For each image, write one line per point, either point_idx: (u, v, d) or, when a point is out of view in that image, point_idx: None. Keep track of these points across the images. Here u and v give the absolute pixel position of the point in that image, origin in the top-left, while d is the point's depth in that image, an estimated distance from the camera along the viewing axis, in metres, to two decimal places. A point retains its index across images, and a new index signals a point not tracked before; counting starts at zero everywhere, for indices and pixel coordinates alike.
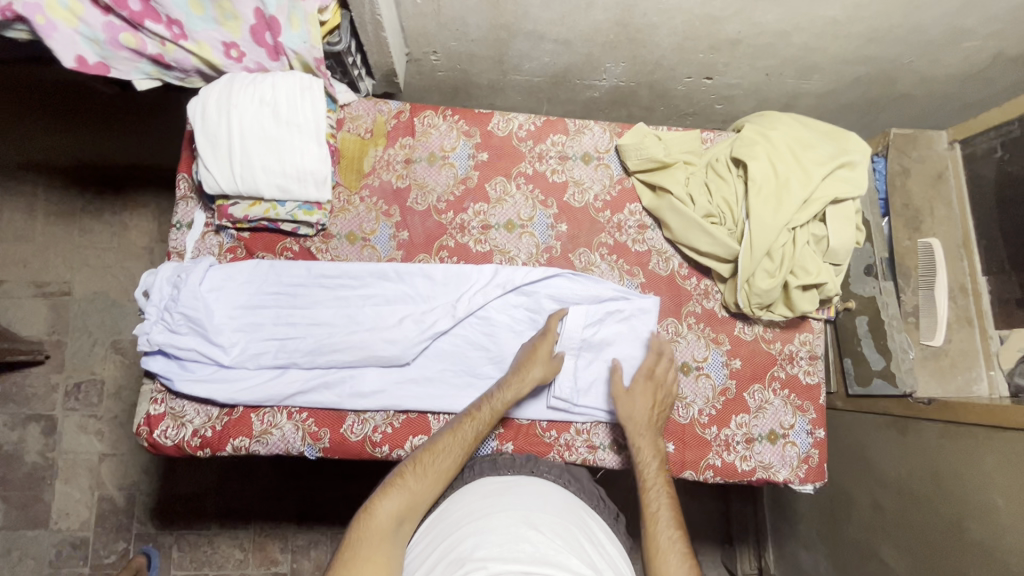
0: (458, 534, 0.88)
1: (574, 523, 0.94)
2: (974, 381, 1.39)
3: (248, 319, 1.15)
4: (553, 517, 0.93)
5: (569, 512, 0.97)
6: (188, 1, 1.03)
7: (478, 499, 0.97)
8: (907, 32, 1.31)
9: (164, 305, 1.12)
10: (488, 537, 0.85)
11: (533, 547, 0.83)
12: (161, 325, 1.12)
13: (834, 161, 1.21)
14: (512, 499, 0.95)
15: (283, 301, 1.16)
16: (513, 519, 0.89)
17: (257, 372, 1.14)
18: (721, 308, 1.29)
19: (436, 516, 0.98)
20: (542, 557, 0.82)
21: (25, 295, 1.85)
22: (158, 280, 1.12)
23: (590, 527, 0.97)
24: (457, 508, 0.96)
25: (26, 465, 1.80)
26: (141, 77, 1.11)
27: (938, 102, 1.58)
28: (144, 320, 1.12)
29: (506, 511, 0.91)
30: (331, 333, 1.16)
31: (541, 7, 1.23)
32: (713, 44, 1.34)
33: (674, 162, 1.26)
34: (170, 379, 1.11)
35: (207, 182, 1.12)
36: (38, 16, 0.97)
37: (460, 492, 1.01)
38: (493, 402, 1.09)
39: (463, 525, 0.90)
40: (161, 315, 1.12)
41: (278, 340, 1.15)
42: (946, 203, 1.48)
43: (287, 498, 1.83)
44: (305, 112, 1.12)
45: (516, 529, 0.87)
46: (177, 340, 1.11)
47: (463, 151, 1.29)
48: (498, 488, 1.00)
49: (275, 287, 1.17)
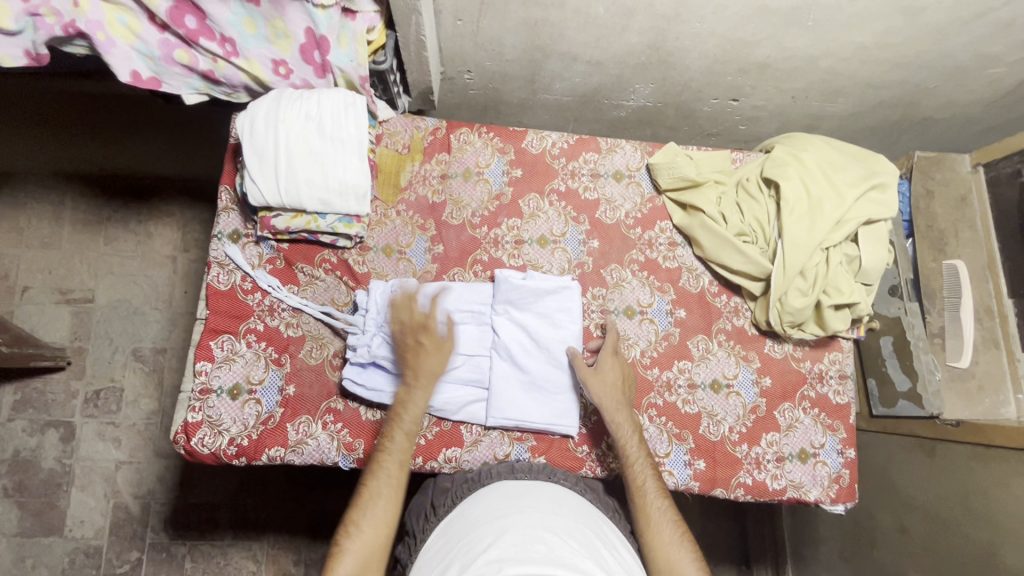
0: (474, 536, 0.88)
1: (589, 528, 0.93)
2: (1002, 404, 1.37)
3: (449, 335, 1.19)
4: (569, 522, 0.92)
5: (584, 517, 0.96)
6: (242, 20, 1.07)
7: (495, 500, 0.97)
8: (934, 58, 1.33)
9: (381, 318, 1.17)
10: (505, 537, 0.84)
11: (549, 548, 0.82)
12: (379, 338, 1.16)
13: (867, 183, 1.23)
14: (529, 502, 0.95)
15: (476, 318, 1.21)
16: (531, 522, 0.89)
17: (457, 387, 1.18)
18: (750, 326, 1.31)
19: (451, 519, 0.98)
20: (558, 558, 0.80)
21: (49, 301, 1.87)
22: (374, 295, 1.18)
23: (604, 533, 0.95)
24: (474, 510, 0.96)
25: (43, 471, 1.80)
26: (191, 92, 1.15)
27: (961, 125, 1.60)
28: (361, 333, 1.16)
29: (523, 513, 0.91)
30: (499, 352, 1.19)
31: (576, 29, 1.26)
32: (742, 67, 1.37)
33: (705, 181, 1.28)
34: (381, 392, 1.15)
35: (253, 194, 1.14)
36: (99, 33, 1.02)
37: (474, 497, 1.01)
38: (402, 423, 1.06)
39: (480, 525, 0.90)
40: (379, 329, 1.16)
41: (471, 355, 1.19)
42: (970, 226, 1.49)
43: (304, 509, 1.82)
44: (349, 127, 1.15)
45: (533, 531, 0.86)
46: (393, 354, 1.15)
47: (497, 168, 1.32)
48: (515, 491, 1.00)
49: (470, 304, 1.21)
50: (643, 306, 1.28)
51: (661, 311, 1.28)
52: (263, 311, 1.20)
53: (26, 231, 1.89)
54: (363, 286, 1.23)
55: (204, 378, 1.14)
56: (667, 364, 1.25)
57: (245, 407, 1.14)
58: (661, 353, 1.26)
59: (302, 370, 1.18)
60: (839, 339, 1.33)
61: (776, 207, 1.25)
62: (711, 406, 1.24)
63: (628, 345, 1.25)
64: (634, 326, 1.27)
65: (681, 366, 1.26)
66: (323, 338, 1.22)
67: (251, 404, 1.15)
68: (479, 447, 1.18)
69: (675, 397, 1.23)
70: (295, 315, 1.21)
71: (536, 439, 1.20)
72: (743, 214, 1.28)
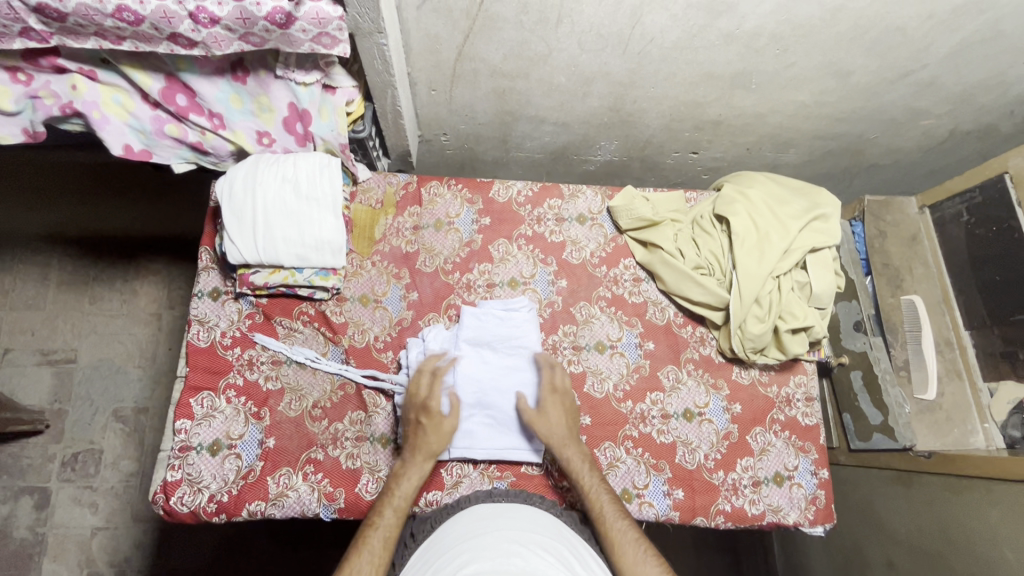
0: (452, 553, 0.90)
1: (565, 545, 0.95)
2: (970, 433, 1.44)
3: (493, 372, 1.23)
4: (545, 538, 0.94)
5: (561, 535, 0.98)
6: (229, 96, 1.15)
7: (473, 521, 1.00)
8: (870, 112, 1.45)
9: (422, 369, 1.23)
10: (482, 553, 0.87)
11: (524, 562, 0.85)
12: None
13: (808, 214, 1.32)
14: (507, 522, 0.98)
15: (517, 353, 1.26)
16: (505, 537, 0.92)
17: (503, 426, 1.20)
18: (717, 354, 1.37)
19: (430, 541, 0.99)
20: (531, 569, 0.83)
21: (30, 363, 1.87)
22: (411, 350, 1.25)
23: (577, 548, 0.97)
24: (452, 531, 0.98)
25: (15, 541, 1.75)
26: (180, 162, 1.23)
27: (905, 170, 1.72)
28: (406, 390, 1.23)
29: (500, 531, 0.94)
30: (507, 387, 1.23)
31: (541, 96, 1.36)
32: (697, 124, 1.48)
33: (661, 220, 1.37)
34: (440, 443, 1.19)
35: (231, 253, 1.19)
36: (94, 112, 1.09)
37: (452, 521, 1.02)
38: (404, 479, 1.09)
39: (458, 544, 0.92)
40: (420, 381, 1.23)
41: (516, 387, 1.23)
42: (923, 263, 1.58)
43: (288, 568, 1.78)
44: (323, 187, 1.22)
45: (508, 545, 0.89)
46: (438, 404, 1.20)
47: (467, 217, 1.41)
48: (492, 512, 1.02)
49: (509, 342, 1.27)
50: (613, 341, 1.34)
51: (630, 345, 1.35)
52: (242, 365, 1.23)
53: (12, 293, 1.92)
54: (341, 337, 1.28)
55: (184, 436, 1.14)
56: (640, 396, 1.30)
57: (225, 462, 1.15)
58: (633, 386, 1.31)
59: (282, 422, 1.20)
60: (803, 362, 1.39)
61: (729, 241, 1.33)
62: (685, 435, 1.28)
63: (600, 380, 1.30)
64: (605, 360, 1.32)
65: (654, 398, 1.30)
66: (301, 389, 1.24)
67: (231, 459, 1.15)
68: (459, 489, 1.19)
69: (650, 428, 1.27)
70: (274, 368, 1.24)
71: (516, 475, 1.22)
72: (699, 249, 1.36)
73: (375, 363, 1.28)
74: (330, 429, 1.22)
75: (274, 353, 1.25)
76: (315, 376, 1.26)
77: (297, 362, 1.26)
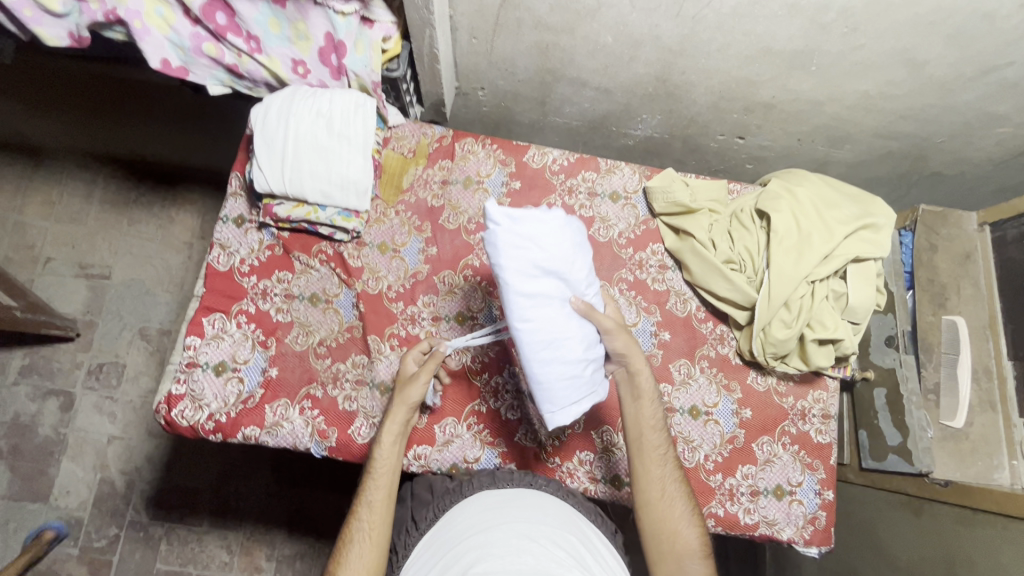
0: (461, 550, 0.88)
1: (574, 534, 0.95)
2: (995, 468, 1.31)
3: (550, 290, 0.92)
4: (552, 529, 0.93)
5: (569, 524, 0.97)
6: (268, 20, 1.14)
7: (478, 512, 0.97)
8: (940, 112, 1.34)
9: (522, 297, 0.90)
10: (490, 552, 0.85)
11: (535, 560, 0.83)
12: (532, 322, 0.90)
13: (857, 221, 1.24)
14: (513, 512, 0.96)
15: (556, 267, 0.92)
16: (514, 533, 0.89)
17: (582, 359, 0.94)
18: (735, 355, 1.32)
19: (436, 529, 0.98)
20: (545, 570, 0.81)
21: (68, 274, 1.95)
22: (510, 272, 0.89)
23: (588, 537, 0.97)
24: (459, 522, 0.96)
25: (39, 437, 1.85)
26: (215, 83, 1.23)
27: (971, 182, 1.59)
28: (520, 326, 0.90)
29: (508, 524, 0.92)
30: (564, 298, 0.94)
31: (586, 56, 1.30)
32: (747, 105, 1.40)
33: (699, 207, 1.30)
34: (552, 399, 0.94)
35: (259, 181, 1.20)
36: (136, 21, 1.11)
37: (458, 507, 1.01)
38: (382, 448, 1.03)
39: (465, 538, 0.90)
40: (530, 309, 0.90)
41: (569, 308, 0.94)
42: (973, 283, 1.46)
43: (284, 502, 1.83)
44: (356, 126, 1.20)
45: (518, 542, 0.87)
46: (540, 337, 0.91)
47: (497, 178, 1.37)
48: (498, 500, 1.00)
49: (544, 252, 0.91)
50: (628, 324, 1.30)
51: (645, 331, 1.30)
52: (256, 294, 1.25)
53: (57, 205, 1.99)
54: (355, 280, 1.28)
55: (192, 352, 1.18)
56: None
57: (227, 385, 1.18)
58: None
59: (287, 355, 1.22)
60: (826, 377, 1.32)
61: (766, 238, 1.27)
62: (688, 432, 1.25)
63: None
64: None
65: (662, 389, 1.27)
66: (310, 326, 1.25)
67: (233, 382, 1.18)
68: (450, 447, 1.20)
69: None
70: (286, 301, 1.26)
71: (508, 445, 1.21)
72: (733, 242, 1.30)
73: (385, 313, 1.27)
74: (333, 368, 1.22)
75: (288, 286, 1.26)
76: (326, 315, 1.26)
77: (309, 299, 1.26)
